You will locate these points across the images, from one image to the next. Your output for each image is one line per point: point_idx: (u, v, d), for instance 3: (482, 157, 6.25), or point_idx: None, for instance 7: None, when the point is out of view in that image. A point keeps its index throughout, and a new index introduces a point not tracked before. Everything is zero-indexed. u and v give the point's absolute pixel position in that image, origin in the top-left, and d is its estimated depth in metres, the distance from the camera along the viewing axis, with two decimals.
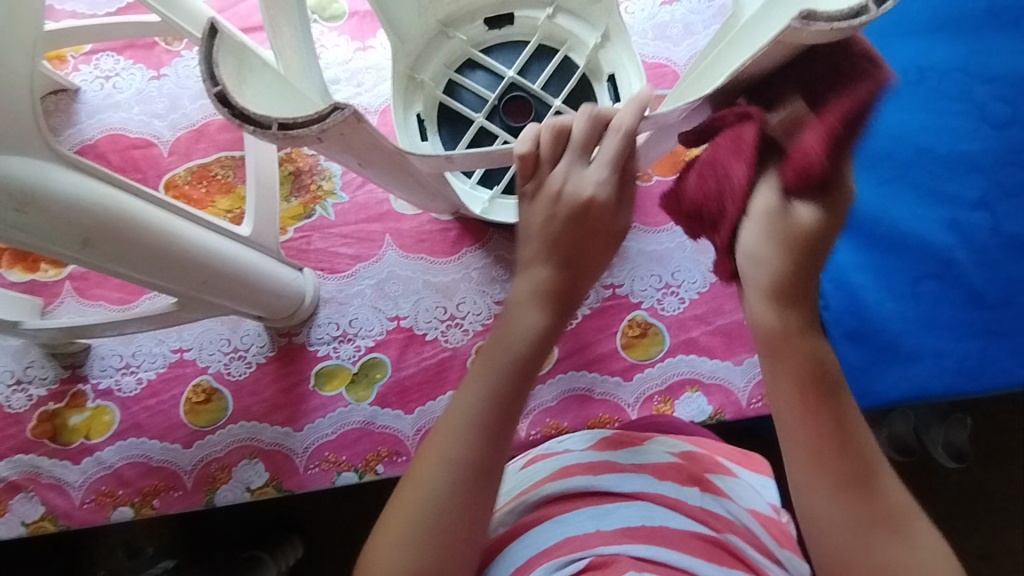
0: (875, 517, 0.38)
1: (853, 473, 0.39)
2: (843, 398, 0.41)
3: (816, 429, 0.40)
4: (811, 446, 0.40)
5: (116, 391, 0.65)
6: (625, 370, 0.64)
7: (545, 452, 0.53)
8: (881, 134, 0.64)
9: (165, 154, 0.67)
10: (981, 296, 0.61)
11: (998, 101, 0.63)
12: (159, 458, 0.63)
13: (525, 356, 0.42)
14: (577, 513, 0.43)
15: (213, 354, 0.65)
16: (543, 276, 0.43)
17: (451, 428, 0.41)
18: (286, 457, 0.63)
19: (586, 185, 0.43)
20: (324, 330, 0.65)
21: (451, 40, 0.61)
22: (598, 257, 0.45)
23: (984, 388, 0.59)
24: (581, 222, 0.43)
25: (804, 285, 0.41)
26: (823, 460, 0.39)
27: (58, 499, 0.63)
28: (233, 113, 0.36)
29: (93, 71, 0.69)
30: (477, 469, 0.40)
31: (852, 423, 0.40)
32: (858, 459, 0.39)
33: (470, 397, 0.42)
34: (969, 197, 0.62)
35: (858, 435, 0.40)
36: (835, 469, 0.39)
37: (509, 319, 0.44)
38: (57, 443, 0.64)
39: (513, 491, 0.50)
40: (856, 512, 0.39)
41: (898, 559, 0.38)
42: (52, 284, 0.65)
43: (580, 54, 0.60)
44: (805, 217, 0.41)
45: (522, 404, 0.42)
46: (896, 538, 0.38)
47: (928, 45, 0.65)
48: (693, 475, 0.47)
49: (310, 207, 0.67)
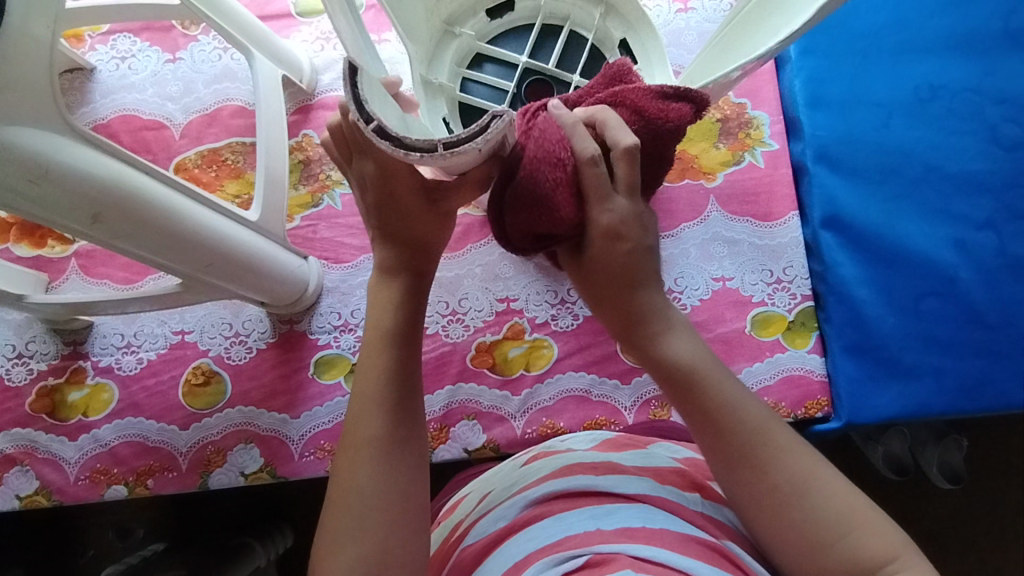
0: (782, 485, 0.40)
1: (734, 456, 0.41)
2: (703, 390, 0.42)
3: (700, 426, 0.42)
4: (702, 434, 0.42)
5: (116, 369, 0.65)
6: (623, 373, 0.64)
7: (547, 451, 0.53)
8: (889, 150, 0.64)
9: (177, 137, 0.68)
10: (983, 316, 0.61)
11: (1009, 122, 0.63)
12: (156, 438, 0.63)
13: (395, 327, 0.46)
14: (577, 513, 0.43)
15: (215, 338, 0.65)
16: (385, 255, 0.47)
17: (362, 412, 0.43)
18: (281, 444, 0.63)
19: (368, 166, 0.44)
20: (326, 319, 0.65)
21: (459, 37, 0.61)
22: (439, 237, 0.48)
23: (981, 408, 0.60)
24: (389, 203, 0.45)
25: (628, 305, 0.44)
26: (709, 441, 0.42)
27: (53, 474, 0.63)
28: (399, 142, 0.36)
29: (109, 51, 0.70)
30: (394, 441, 0.42)
31: (731, 403, 0.42)
32: (738, 440, 0.41)
33: (368, 373, 0.44)
34: (975, 217, 0.62)
35: (748, 415, 0.41)
36: (731, 445, 0.41)
37: (370, 306, 0.47)
38: (55, 418, 0.64)
39: (512, 487, 0.49)
40: (752, 491, 0.40)
41: (807, 520, 0.39)
42: (58, 260, 0.66)
43: (586, 28, 0.61)
44: (617, 210, 0.41)
45: (414, 363, 0.45)
46: (799, 500, 0.39)
47: (941, 65, 0.65)
48: (693, 481, 0.47)
49: (318, 195, 0.67)
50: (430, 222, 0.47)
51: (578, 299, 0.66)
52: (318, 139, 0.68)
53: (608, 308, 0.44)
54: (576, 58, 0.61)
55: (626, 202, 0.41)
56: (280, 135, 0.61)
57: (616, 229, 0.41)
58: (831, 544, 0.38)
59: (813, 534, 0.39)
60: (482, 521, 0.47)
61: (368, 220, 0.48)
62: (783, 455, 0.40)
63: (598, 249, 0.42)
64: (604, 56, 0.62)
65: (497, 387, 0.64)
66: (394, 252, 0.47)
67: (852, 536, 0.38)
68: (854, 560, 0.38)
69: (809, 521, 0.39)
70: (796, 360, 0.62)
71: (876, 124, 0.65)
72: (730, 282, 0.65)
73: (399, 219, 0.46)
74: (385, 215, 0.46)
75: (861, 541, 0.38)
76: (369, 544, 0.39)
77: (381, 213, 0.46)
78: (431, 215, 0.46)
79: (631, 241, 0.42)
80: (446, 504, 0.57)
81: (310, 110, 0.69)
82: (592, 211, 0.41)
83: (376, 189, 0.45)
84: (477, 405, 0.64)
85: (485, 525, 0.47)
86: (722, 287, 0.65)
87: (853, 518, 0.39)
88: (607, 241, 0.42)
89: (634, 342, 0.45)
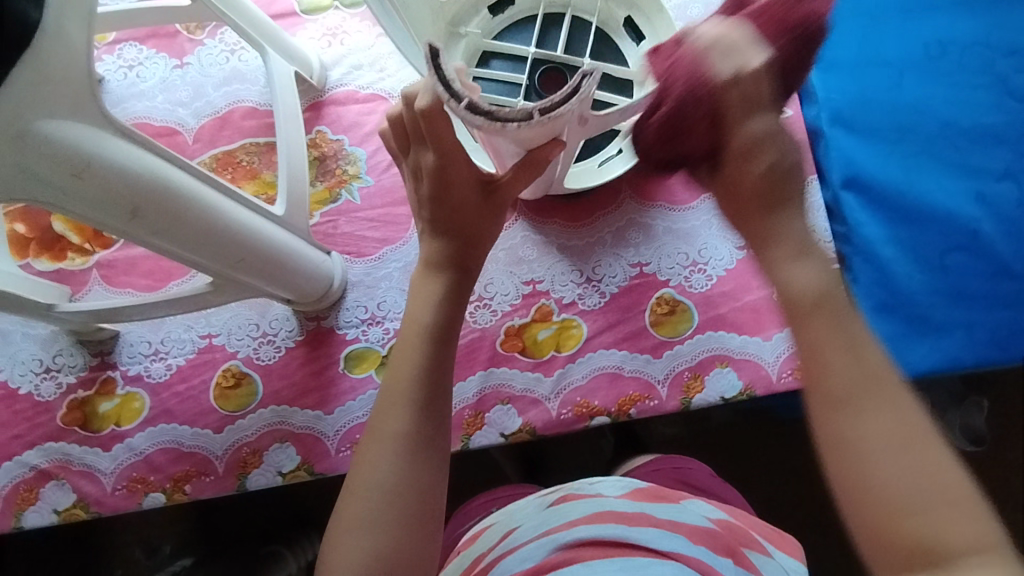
0: (881, 432, 0.37)
1: (842, 391, 0.38)
2: (843, 317, 0.41)
3: (820, 350, 0.40)
4: (818, 360, 0.40)
5: (146, 378, 0.64)
6: (654, 348, 0.64)
7: (576, 492, 0.53)
8: (904, 108, 0.64)
9: (190, 142, 0.68)
10: (1009, 267, 0.61)
11: (1019, 73, 0.64)
12: (190, 443, 0.63)
13: (435, 324, 0.45)
14: (606, 563, 0.42)
15: (242, 339, 0.65)
16: (435, 249, 0.47)
17: (391, 405, 0.43)
18: (317, 441, 0.63)
19: (426, 159, 0.44)
20: (353, 313, 0.65)
21: (465, 37, 0.61)
22: (489, 231, 0.48)
23: (1014, 358, 0.60)
24: (442, 197, 0.46)
25: (766, 186, 0.44)
26: (826, 375, 0.39)
27: (89, 486, 0.63)
28: (493, 116, 0.38)
29: (116, 61, 0.70)
30: (419, 440, 0.42)
31: (862, 344, 0.40)
32: (852, 377, 0.38)
33: (401, 369, 0.44)
34: (994, 169, 0.63)
35: (872, 360, 0.39)
36: (844, 384, 0.38)
37: (412, 297, 0.47)
38: (87, 430, 0.63)
39: (539, 527, 0.49)
40: (852, 432, 0.38)
41: (898, 478, 0.36)
42: (80, 272, 0.66)
43: (588, 11, 0.62)
44: (754, 127, 0.44)
45: (449, 367, 0.45)
46: (898, 453, 0.37)
47: (949, 21, 0.66)
48: (727, 545, 0.47)
49: (336, 191, 0.67)
50: (485, 214, 0.47)
51: (603, 277, 0.65)
52: (332, 135, 0.68)
53: (766, 222, 0.44)
54: (582, 42, 0.61)
55: (769, 118, 0.44)
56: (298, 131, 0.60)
57: (753, 144, 0.44)
58: (910, 512, 0.36)
59: (896, 497, 0.36)
60: (506, 558, 0.47)
61: (418, 211, 0.48)
62: (893, 401, 0.38)
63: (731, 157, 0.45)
64: (609, 36, 0.62)
65: (529, 369, 0.64)
66: (443, 245, 0.47)
67: (941, 510, 0.35)
68: (933, 539, 0.35)
69: (900, 477, 0.36)
70: None
71: (888, 84, 0.65)
72: None
73: (454, 213, 0.46)
74: (439, 208, 0.46)
75: (952, 523, 0.35)
76: (379, 541, 0.40)
77: (435, 207, 0.46)
78: (484, 208, 0.47)
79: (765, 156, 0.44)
80: (469, 533, 0.58)
81: (322, 106, 0.69)
82: (750, 121, 0.44)
83: (431, 180, 0.45)
84: (510, 389, 0.64)
85: (511, 561, 0.46)
86: (746, 255, 0.65)
87: (950, 494, 0.36)
88: (742, 163, 0.44)
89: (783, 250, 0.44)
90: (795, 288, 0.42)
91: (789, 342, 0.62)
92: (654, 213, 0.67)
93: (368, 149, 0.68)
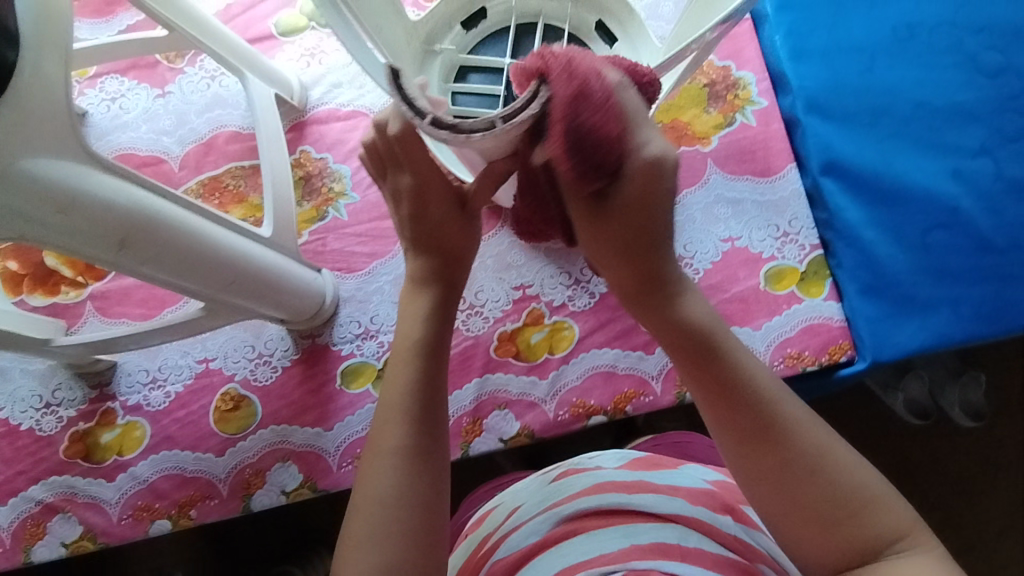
0: (793, 462, 0.39)
1: (752, 430, 0.40)
2: (725, 352, 0.41)
3: (707, 388, 0.41)
4: (715, 397, 0.41)
5: (145, 406, 0.65)
6: (647, 344, 0.64)
7: (576, 466, 0.54)
8: (877, 92, 0.65)
9: (176, 169, 0.68)
10: (990, 241, 0.62)
11: (988, 50, 0.65)
12: (193, 468, 0.64)
13: (424, 339, 0.45)
14: (610, 530, 0.43)
15: (238, 362, 0.65)
16: (417, 266, 0.47)
17: (387, 420, 0.42)
18: (319, 457, 0.63)
19: (404, 181, 0.45)
20: (347, 329, 0.66)
21: (440, 54, 0.61)
22: (468, 248, 0.47)
23: (1001, 331, 0.60)
24: (420, 212, 0.45)
25: (619, 228, 0.40)
26: (733, 421, 0.40)
27: (96, 517, 0.63)
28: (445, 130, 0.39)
29: (98, 94, 0.70)
30: (418, 453, 0.42)
31: (754, 376, 0.41)
32: (757, 414, 0.40)
33: (394, 384, 0.44)
34: (969, 145, 0.63)
35: (768, 389, 0.41)
36: (748, 424, 0.40)
37: (400, 316, 0.47)
38: (90, 461, 0.64)
39: (542, 502, 0.51)
40: (764, 467, 0.40)
41: (824, 493, 0.39)
42: (75, 305, 0.66)
43: (559, 18, 0.62)
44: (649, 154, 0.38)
45: (442, 381, 0.45)
46: (811, 476, 0.39)
47: (915, 4, 0.66)
48: (725, 503, 0.49)
49: (323, 209, 0.68)
50: (462, 231, 0.46)
51: (592, 277, 0.66)
52: (316, 153, 0.69)
53: (632, 266, 0.42)
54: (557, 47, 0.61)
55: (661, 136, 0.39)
56: (282, 153, 0.61)
57: (655, 163, 0.38)
58: (841, 520, 0.39)
59: (825, 510, 0.39)
60: (512, 534, 0.48)
61: (400, 232, 0.48)
62: (795, 435, 0.39)
63: (631, 186, 0.39)
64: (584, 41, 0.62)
65: (523, 373, 0.65)
66: (426, 261, 0.46)
67: (867, 509, 0.39)
68: (862, 539, 0.38)
69: (824, 492, 0.39)
70: (813, 309, 0.63)
71: (860, 69, 0.66)
72: (738, 241, 0.66)
73: (434, 229, 0.46)
74: (420, 226, 0.46)
75: (877, 515, 0.39)
76: (387, 557, 0.39)
77: (414, 223, 0.46)
78: (460, 222, 0.46)
79: (657, 185, 0.39)
80: (473, 517, 0.59)
81: (304, 126, 0.69)
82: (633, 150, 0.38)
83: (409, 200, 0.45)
84: (506, 394, 0.64)
85: (516, 540, 0.47)
86: (731, 247, 0.66)
87: (869, 496, 0.39)
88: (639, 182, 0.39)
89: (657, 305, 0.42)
90: (689, 323, 0.42)
91: (779, 330, 0.63)
92: None
93: (353, 165, 0.69)
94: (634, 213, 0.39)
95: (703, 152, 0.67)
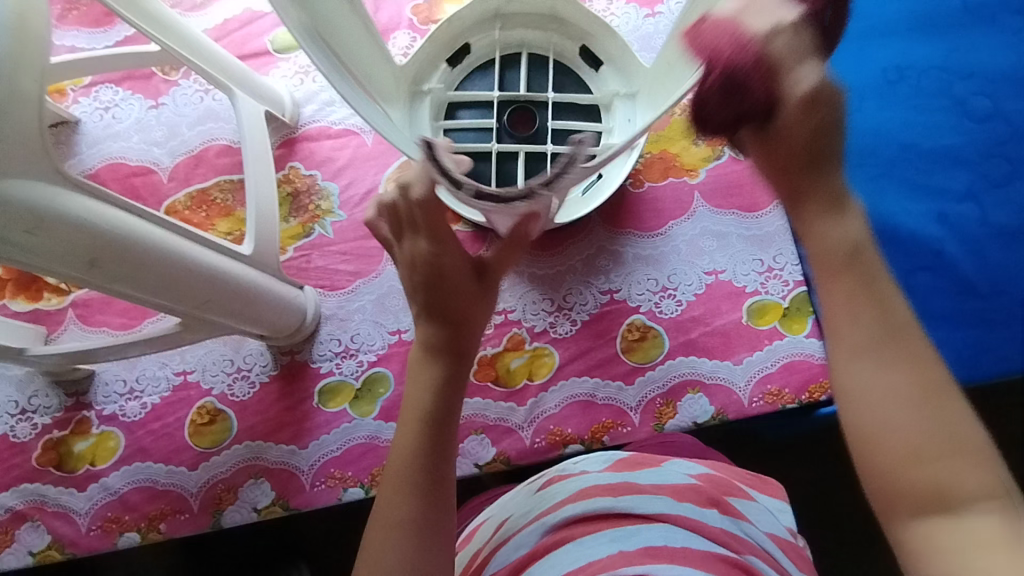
0: (897, 378, 0.30)
1: (871, 333, 0.31)
2: (867, 263, 0.32)
3: (840, 285, 0.32)
4: (843, 306, 0.32)
5: (121, 417, 0.65)
6: (626, 375, 0.64)
7: (561, 473, 0.50)
8: (864, 132, 0.66)
9: (165, 180, 0.69)
10: (974, 286, 0.62)
11: (977, 95, 0.65)
12: (165, 481, 0.63)
13: (435, 407, 0.42)
14: (598, 536, 0.40)
15: (217, 375, 0.65)
16: (429, 333, 0.43)
17: (394, 491, 0.40)
18: (292, 475, 0.63)
19: (419, 249, 0.43)
20: (327, 347, 0.66)
21: (429, 93, 0.61)
22: (483, 316, 0.45)
23: (982, 377, 0.60)
24: (434, 282, 0.43)
25: (802, 146, 0.34)
26: (844, 326, 0.32)
27: (64, 528, 0.62)
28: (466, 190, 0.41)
29: (91, 103, 0.71)
30: (424, 523, 0.39)
31: (886, 291, 0.32)
32: (878, 316, 0.31)
33: (401, 453, 0.41)
34: (956, 189, 0.64)
35: (892, 303, 0.32)
36: (867, 329, 0.31)
37: (410, 380, 0.44)
38: (62, 470, 0.64)
39: (528, 513, 0.46)
40: (865, 372, 0.31)
41: (914, 429, 0.29)
42: (55, 312, 0.66)
43: (542, 47, 0.63)
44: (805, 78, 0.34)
45: (452, 446, 0.42)
46: (908, 403, 0.30)
47: (906, 46, 0.67)
48: (710, 496, 0.45)
49: (309, 225, 0.68)
50: (479, 300, 0.44)
51: (574, 305, 0.66)
52: (305, 170, 0.69)
53: (787, 179, 0.35)
54: (543, 77, 0.63)
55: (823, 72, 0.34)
56: (269, 172, 0.61)
57: (816, 93, 0.34)
58: (925, 459, 0.29)
59: (915, 443, 0.29)
60: (499, 550, 0.44)
61: (410, 301, 0.45)
62: (915, 351, 0.30)
63: (788, 119, 0.34)
64: (569, 66, 0.63)
65: (502, 399, 0.64)
66: (440, 330, 0.43)
67: (961, 472, 0.29)
68: (942, 484, 0.29)
69: (923, 425, 0.29)
70: (795, 345, 0.63)
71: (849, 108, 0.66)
72: (722, 274, 0.66)
73: (449, 298, 0.43)
74: (432, 295, 0.43)
75: (969, 476, 0.29)
76: None
77: (425, 293, 0.43)
78: (478, 293, 0.44)
79: (824, 115, 0.34)
80: (465, 530, 0.54)
81: (295, 142, 0.70)
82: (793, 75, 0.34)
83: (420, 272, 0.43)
84: (483, 419, 0.64)
85: (506, 552, 0.44)
86: (715, 280, 0.66)
87: (961, 446, 0.29)
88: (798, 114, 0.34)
89: (822, 200, 0.34)
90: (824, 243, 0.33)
91: (760, 366, 0.63)
92: (624, 240, 0.67)
93: (341, 183, 0.69)
94: (792, 145, 0.34)
95: (690, 184, 0.68)
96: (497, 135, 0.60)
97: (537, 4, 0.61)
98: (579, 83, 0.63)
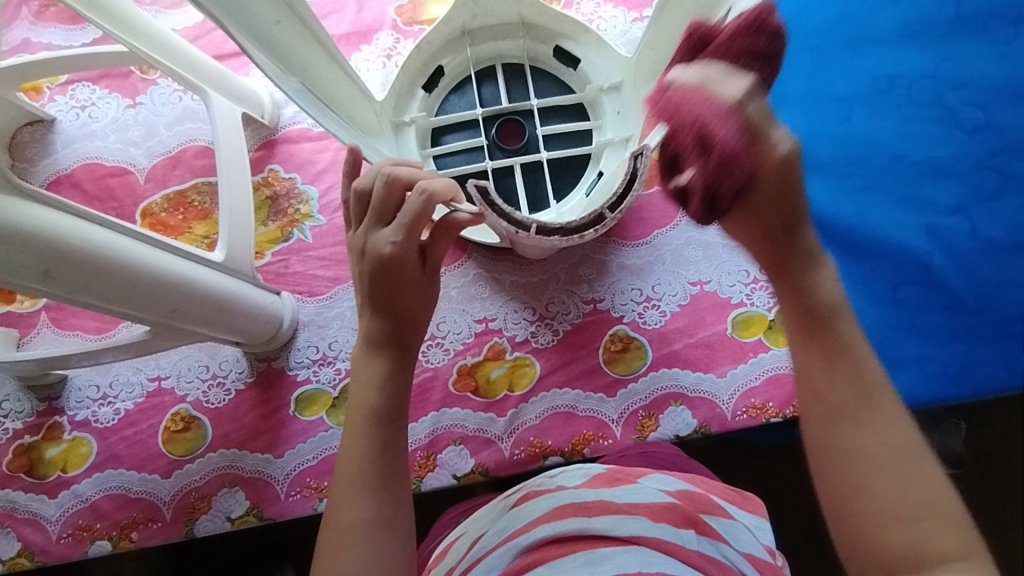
0: (876, 447, 0.34)
1: (848, 403, 0.36)
2: (842, 327, 0.38)
3: (812, 361, 0.37)
4: (822, 372, 0.37)
5: (94, 423, 0.64)
6: (609, 386, 0.63)
7: (537, 489, 0.48)
8: (854, 143, 0.65)
9: (142, 182, 0.67)
10: (961, 301, 0.61)
11: (969, 106, 0.64)
12: (138, 489, 0.62)
13: (382, 406, 0.42)
14: (570, 560, 0.38)
15: (192, 382, 0.64)
16: (375, 327, 0.44)
17: (347, 492, 0.39)
18: (266, 485, 0.62)
19: (383, 244, 0.42)
20: (304, 354, 0.65)
21: (412, 124, 0.60)
22: (424, 308, 0.46)
23: (969, 393, 0.59)
24: (385, 276, 0.43)
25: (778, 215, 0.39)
26: (824, 385, 0.36)
27: (34, 535, 0.61)
28: None
29: (68, 101, 0.69)
30: (384, 519, 0.39)
31: (866, 368, 0.36)
32: (857, 392, 0.36)
33: (352, 453, 0.41)
34: (945, 202, 0.62)
35: (874, 375, 0.36)
36: (845, 395, 0.36)
37: (355, 379, 0.44)
38: (33, 476, 0.62)
39: (500, 535, 0.44)
40: (841, 439, 0.35)
41: (888, 492, 0.33)
42: (28, 315, 0.65)
43: (516, 56, 0.62)
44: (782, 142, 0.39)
45: (401, 441, 0.42)
46: (886, 472, 0.34)
47: (898, 55, 0.66)
48: (687, 516, 0.43)
49: (287, 230, 0.66)
50: (424, 292, 0.45)
51: (556, 314, 0.65)
52: (284, 173, 0.68)
53: (773, 236, 0.39)
54: (521, 87, 0.62)
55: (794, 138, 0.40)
56: (244, 178, 0.61)
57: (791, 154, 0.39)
58: (896, 522, 0.33)
59: (893, 524, 0.33)
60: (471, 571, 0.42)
61: (359, 286, 0.45)
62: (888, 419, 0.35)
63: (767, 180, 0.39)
64: (546, 70, 0.62)
65: (481, 409, 0.63)
66: (383, 323, 0.44)
67: (933, 536, 0.32)
68: (922, 548, 0.32)
69: (900, 490, 0.33)
70: (780, 358, 0.62)
71: (838, 118, 0.65)
72: (707, 286, 0.65)
73: (395, 292, 0.44)
74: (379, 289, 0.43)
75: (937, 539, 0.32)
76: None
77: (377, 285, 0.43)
78: (421, 284, 0.45)
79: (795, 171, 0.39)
80: (437, 549, 0.53)
81: (275, 144, 0.68)
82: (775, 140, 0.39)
83: (373, 263, 0.43)
84: (463, 429, 0.63)
85: None
86: (699, 291, 0.65)
87: (939, 510, 0.33)
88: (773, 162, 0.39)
89: (796, 277, 0.39)
90: (819, 296, 0.38)
91: (744, 379, 0.62)
92: (609, 250, 0.66)
93: (321, 187, 0.67)
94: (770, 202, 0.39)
95: None
96: (488, 152, 0.60)
97: (504, 14, 0.59)
98: (561, 85, 0.62)
